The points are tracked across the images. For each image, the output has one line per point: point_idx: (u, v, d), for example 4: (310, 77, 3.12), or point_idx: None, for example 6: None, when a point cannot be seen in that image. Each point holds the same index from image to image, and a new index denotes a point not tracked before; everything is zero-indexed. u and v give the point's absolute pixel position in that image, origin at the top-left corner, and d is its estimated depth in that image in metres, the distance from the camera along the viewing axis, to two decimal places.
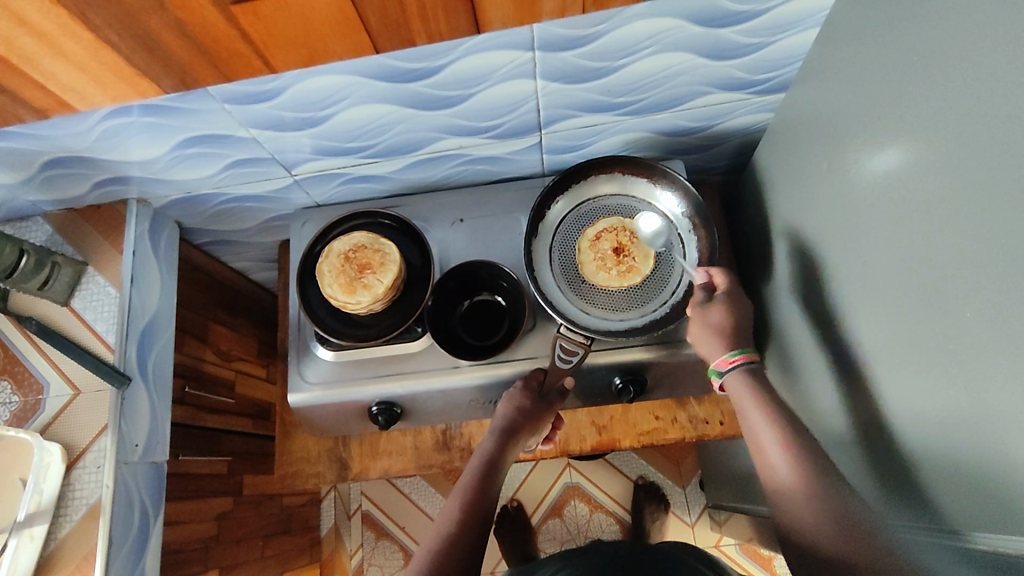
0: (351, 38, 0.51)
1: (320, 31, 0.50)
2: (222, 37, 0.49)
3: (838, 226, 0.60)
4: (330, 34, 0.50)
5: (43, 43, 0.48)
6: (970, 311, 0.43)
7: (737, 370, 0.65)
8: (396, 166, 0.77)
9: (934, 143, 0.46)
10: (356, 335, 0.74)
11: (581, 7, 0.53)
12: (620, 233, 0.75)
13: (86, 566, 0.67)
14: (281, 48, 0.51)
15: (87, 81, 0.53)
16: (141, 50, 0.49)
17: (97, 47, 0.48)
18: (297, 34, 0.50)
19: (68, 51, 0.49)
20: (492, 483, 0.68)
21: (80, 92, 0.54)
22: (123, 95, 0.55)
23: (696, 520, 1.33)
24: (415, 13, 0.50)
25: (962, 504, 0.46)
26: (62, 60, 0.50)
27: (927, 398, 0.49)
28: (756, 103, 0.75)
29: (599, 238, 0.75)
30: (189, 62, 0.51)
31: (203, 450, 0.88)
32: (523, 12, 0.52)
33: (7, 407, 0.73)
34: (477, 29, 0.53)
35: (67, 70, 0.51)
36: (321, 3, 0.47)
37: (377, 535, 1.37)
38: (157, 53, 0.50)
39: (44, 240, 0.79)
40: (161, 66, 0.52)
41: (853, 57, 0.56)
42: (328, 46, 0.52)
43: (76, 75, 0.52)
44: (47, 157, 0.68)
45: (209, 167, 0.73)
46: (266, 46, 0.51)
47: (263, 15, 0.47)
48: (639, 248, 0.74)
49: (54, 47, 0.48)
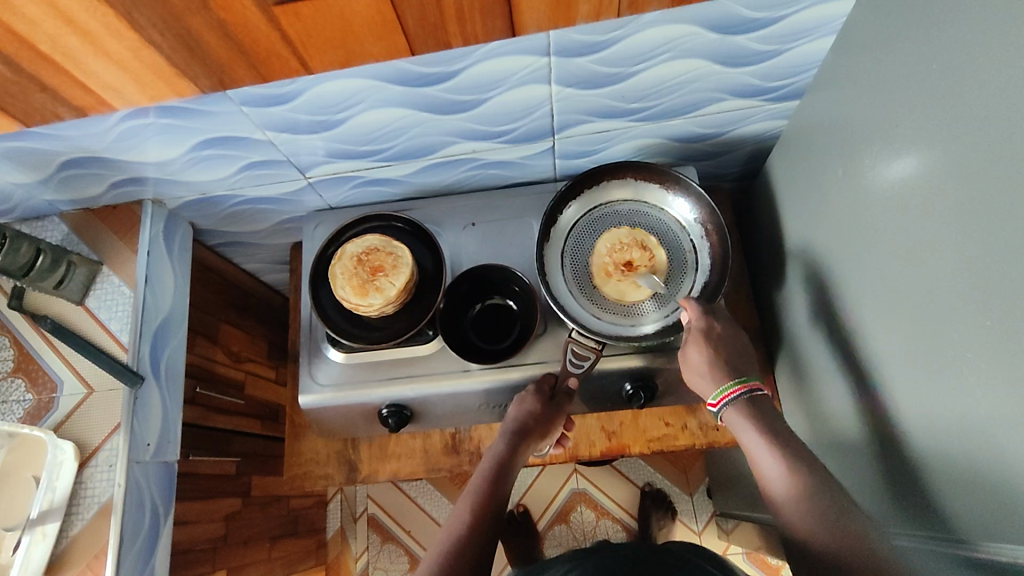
0: (387, 39, 0.52)
1: (357, 32, 0.50)
2: (262, 38, 0.49)
3: (852, 233, 0.60)
4: (367, 35, 0.51)
5: (87, 42, 0.48)
6: (990, 321, 0.42)
7: (736, 400, 0.65)
8: (410, 169, 0.78)
9: (952, 151, 0.45)
10: (368, 337, 0.74)
11: (616, 10, 0.53)
12: (648, 272, 0.74)
13: (97, 565, 0.68)
14: (319, 49, 0.52)
15: (128, 80, 0.54)
16: (183, 50, 0.50)
17: (139, 47, 0.49)
18: (335, 35, 0.50)
19: (110, 50, 0.49)
20: (502, 486, 0.68)
21: (120, 91, 0.55)
22: (160, 93, 0.56)
23: (704, 527, 1.31)
24: (452, 14, 0.50)
25: (980, 516, 0.46)
26: (104, 59, 0.50)
27: (945, 407, 0.48)
28: (769, 111, 0.75)
29: (642, 251, 0.74)
30: (227, 61, 0.52)
31: (212, 450, 0.89)
32: (558, 14, 0.52)
33: (21, 405, 0.73)
34: (513, 31, 0.53)
35: (111, 70, 0.52)
36: (361, 6, 0.47)
37: (383, 538, 1.37)
38: (197, 51, 0.51)
39: (59, 240, 0.79)
40: (200, 64, 0.52)
41: (868, 65, 0.56)
42: (365, 46, 0.52)
43: (117, 73, 0.53)
44: (66, 157, 0.69)
45: (226, 169, 0.74)
46: (305, 48, 0.51)
47: (304, 16, 0.47)
48: (632, 284, 0.73)
49: (97, 47, 0.49)
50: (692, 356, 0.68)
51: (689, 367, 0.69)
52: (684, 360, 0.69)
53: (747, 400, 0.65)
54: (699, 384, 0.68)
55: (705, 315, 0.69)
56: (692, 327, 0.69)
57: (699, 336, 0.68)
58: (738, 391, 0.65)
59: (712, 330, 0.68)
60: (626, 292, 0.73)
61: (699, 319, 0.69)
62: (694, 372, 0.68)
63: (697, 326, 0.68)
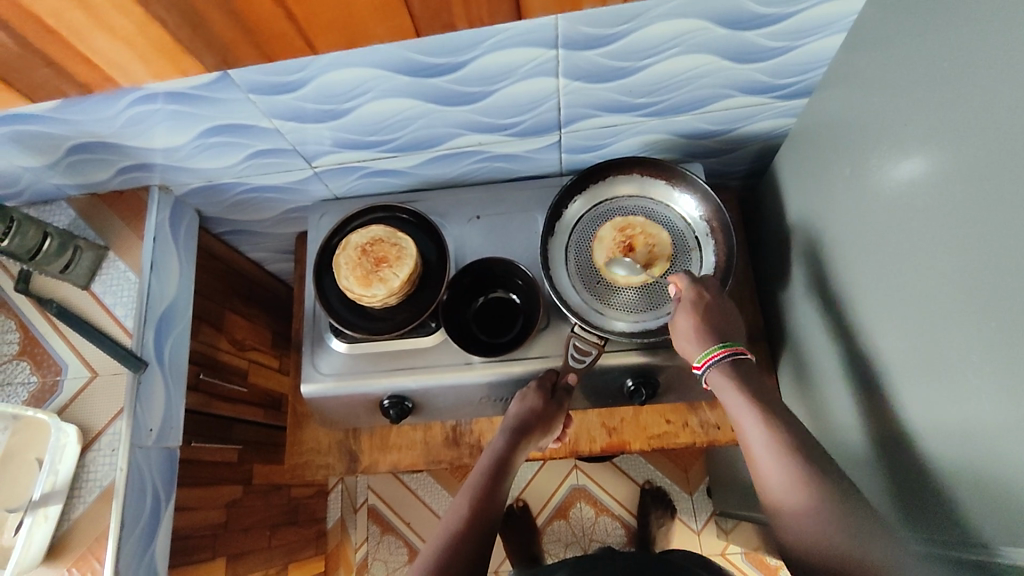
0: (392, 21, 0.52)
1: (361, 13, 0.50)
2: (265, 17, 0.49)
3: (858, 232, 0.60)
4: (371, 16, 0.51)
5: (91, 17, 0.48)
6: (997, 322, 0.42)
7: (722, 365, 0.63)
8: (416, 160, 0.78)
9: (961, 153, 0.45)
10: (370, 328, 0.74)
11: None
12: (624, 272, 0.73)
13: (98, 548, 0.68)
14: (322, 30, 0.52)
15: (134, 58, 0.54)
16: (189, 28, 0.50)
17: (146, 23, 0.49)
18: (339, 16, 0.50)
19: (116, 26, 0.49)
20: (501, 482, 0.67)
21: (124, 68, 0.55)
22: (164, 71, 0.56)
23: (702, 526, 1.31)
24: None
25: (986, 518, 0.45)
26: (109, 35, 0.50)
27: (951, 408, 0.48)
28: (778, 108, 0.74)
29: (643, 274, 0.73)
30: (231, 40, 0.52)
31: (214, 437, 0.89)
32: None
33: (26, 387, 0.74)
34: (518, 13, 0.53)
35: (116, 46, 0.52)
36: None
37: (383, 530, 1.38)
38: (202, 30, 0.51)
39: (67, 224, 0.79)
40: (204, 43, 0.52)
41: (878, 64, 0.55)
42: (369, 28, 0.52)
43: (121, 50, 0.52)
44: (74, 142, 0.69)
45: (232, 157, 0.74)
46: (309, 28, 0.51)
47: None
48: (605, 244, 0.73)
49: (103, 23, 0.49)
50: (679, 322, 0.67)
51: (676, 333, 0.67)
52: (671, 325, 0.68)
53: (733, 363, 0.63)
54: (685, 349, 0.66)
55: (693, 283, 0.68)
56: (682, 296, 0.68)
57: (688, 300, 0.67)
58: (723, 355, 0.63)
59: (702, 298, 0.67)
60: (603, 239, 0.73)
61: (689, 288, 0.68)
62: (680, 337, 0.67)
63: (688, 295, 0.68)
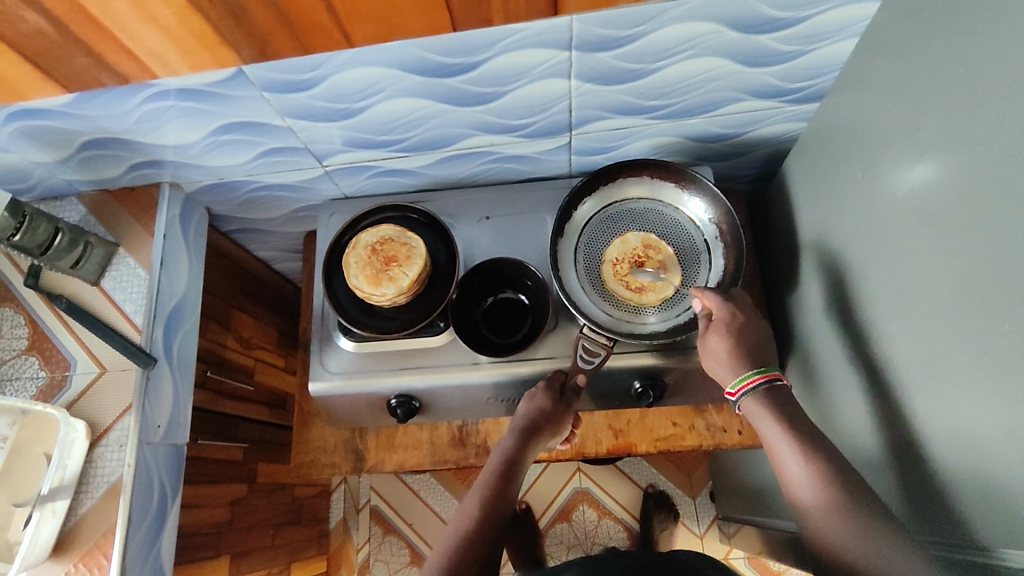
0: (430, 14, 0.52)
1: (401, 7, 0.51)
2: (307, 9, 0.50)
3: (869, 236, 0.60)
4: (410, 10, 0.51)
5: (136, 7, 0.48)
6: (1009, 326, 0.42)
7: (754, 394, 0.64)
8: (427, 160, 0.78)
9: (972, 158, 0.45)
10: (379, 327, 0.74)
11: None
12: (621, 276, 0.74)
13: (104, 544, 0.68)
14: (360, 22, 0.52)
15: (171, 47, 0.54)
16: (229, 18, 0.51)
17: (187, 13, 0.49)
18: (377, 8, 0.51)
19: (158, 16, 0.49)
20: (510, 483, 0.68)
21: (163, 58, 0.55)
22: (202, 63, 0.56)
23: (705, 530, 1.31)
24: None
25: (993, 521, 0.45)
26: (151, 25, 0.50)
27: (960, 411, 0.48)
28: (789, 113, 0.75)
29: (635, 289, 0.74)
30: (269, 31, 0.52)
31: (219, 435, 0.89)
32: None
33: (35, 382, 0.74)
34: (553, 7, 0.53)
35: (155, 35, 0.52)
36: None
37: (384, 531, 1.37)
38: (243, 20, 0.51)
39: (77, 220, 0.79)
40: (244, 35, 0.53)
41: (890, 68, 0.56)
42: (407, 22, 0.53)
43: (162, 41, 0.53)
44: (86, 137, 0.69)
45: (243, 155, 0.74)
46: (348, 20, 0.52)
47: None
48: (624, 246, 0.76)
49: (146, 12, 0.49)
50: (713, 344, 0.67)
51: (708, 355, 0.67)
52: (703, 347, 0.68)
53: (768, 389, 0.64)
54: (718, 372, 0.67)
55: (724, 302, 0.68)
56: (714, 317, 0.68)
57: (722, 321, 0.67)
58: (759, 381, 0.64)
59: (734, 319, 0.67)
60: (626, 242, 0.76)
61: (721, 308, 0.68)
62: (713, 359, 0.67)
63: (721, 316, 0.67)
